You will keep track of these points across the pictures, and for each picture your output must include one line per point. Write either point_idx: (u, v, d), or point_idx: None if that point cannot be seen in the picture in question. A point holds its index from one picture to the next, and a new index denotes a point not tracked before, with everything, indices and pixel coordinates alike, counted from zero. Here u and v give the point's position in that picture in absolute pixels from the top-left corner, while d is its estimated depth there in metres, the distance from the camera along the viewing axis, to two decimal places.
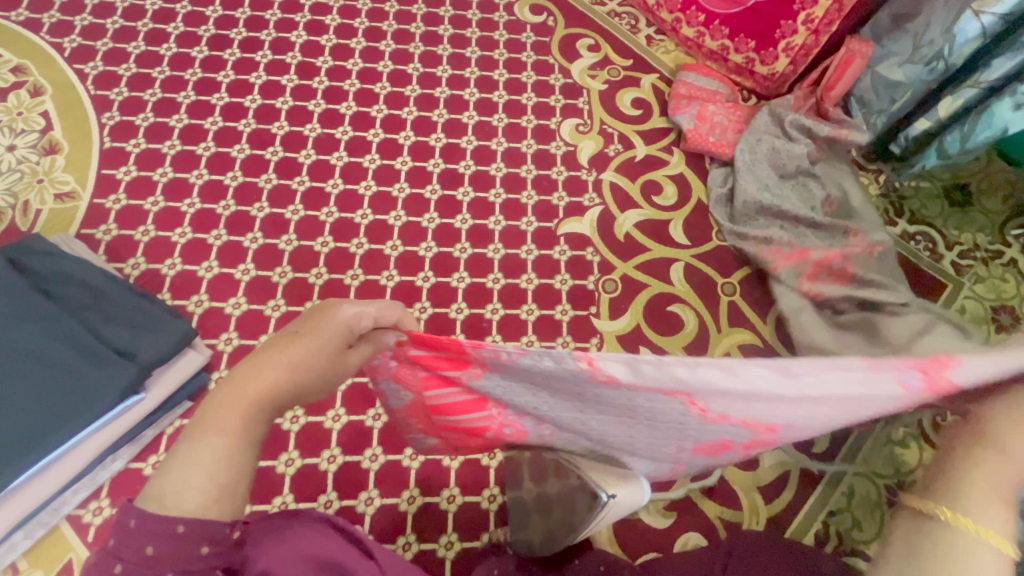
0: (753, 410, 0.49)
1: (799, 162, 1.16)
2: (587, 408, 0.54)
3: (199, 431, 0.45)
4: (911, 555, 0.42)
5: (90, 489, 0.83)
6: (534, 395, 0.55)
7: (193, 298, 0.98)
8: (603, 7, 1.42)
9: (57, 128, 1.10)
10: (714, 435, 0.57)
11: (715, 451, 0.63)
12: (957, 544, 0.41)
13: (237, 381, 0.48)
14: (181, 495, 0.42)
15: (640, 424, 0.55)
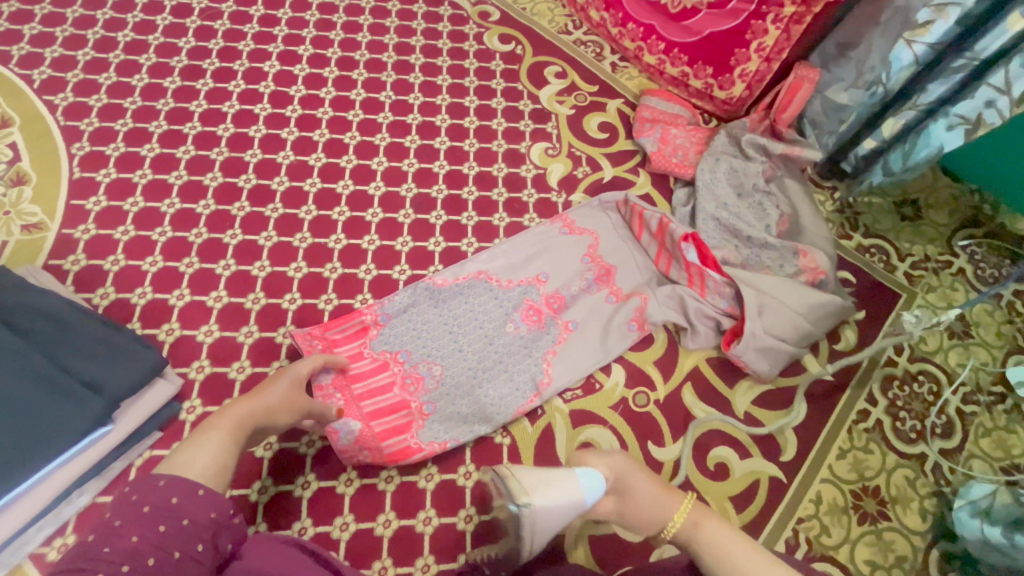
0: (510, 268, 1.12)
1: (755, 181, 1.22)
2: (446, 314, 1.06)
3: (207, 430, 0.66)
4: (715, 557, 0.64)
5: (54, 525, 0.81)
6: (417, 323, 1.05)
7: (164, 327, 0.98)
8: (569, 36, 1.48)
9: (25, 160, 1.10)
10: (518, 297, 1.09)
11: (532, 317, 1.07)
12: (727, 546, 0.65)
13: (235, 404, 0.71)
14: (207, 461, 0.62)
15: (473, 312, 1.07)
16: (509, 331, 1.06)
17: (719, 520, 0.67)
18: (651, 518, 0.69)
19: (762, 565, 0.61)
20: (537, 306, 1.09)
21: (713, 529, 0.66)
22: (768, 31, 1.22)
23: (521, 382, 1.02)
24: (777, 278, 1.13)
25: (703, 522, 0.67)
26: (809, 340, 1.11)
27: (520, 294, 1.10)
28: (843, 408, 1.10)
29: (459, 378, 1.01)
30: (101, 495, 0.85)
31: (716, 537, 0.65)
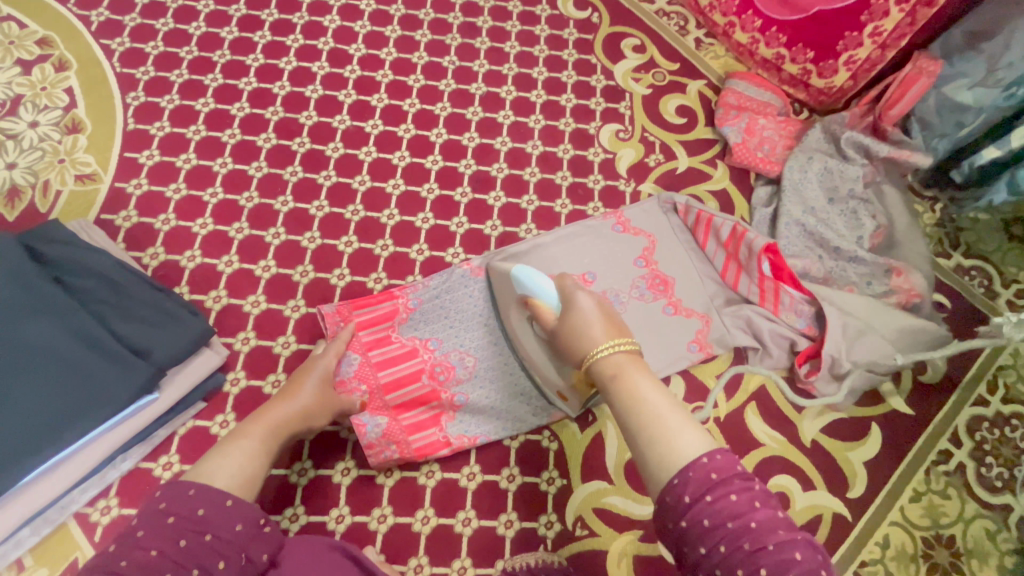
0: (555, 260, 1.05)
1: (852, 185, 1.09)
2: (481, 302, 1.00)
3: (231, 441, 0.68)
4: (636, 404, 0.58)
5: (98, 488, 0.80)
6: (447, 310, 0.99)
7: (211, 294, 0.95)
8: (651, 5, 1.34)
9: (81, 107, 1.06)
10: None
11: None
12: (643, 390, 0.59)
13: (265, 412, 0.75)
14: (235, 468, 0.64)
15: None
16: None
17: (646, 376, 0.61)
18: (580, 342, 0.68)
19: (665, 415, 0.56)
20: None
21: (633, 379, 0.61)
22: (889, 14, 1.07)
23: None
24: (864, 297, 1.02)
25: (630, 368, 0.62)
26: (893, 368, 1.00)
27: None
28: (921, 447, 1.00)
29: (494, 372, 0.96)
30: (145, 461, 0.84)
31: (634, 384, 0.60)
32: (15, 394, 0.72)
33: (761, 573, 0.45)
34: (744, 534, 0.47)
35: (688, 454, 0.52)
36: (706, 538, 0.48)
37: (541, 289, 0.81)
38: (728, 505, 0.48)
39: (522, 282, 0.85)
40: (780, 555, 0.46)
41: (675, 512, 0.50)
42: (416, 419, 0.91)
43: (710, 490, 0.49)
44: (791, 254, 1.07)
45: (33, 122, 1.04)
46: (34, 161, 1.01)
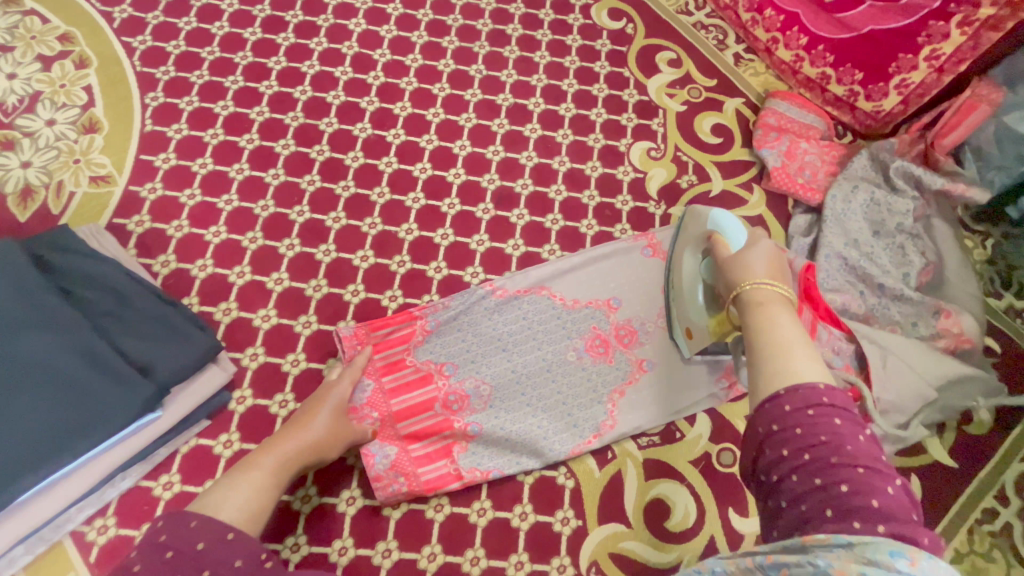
0: (578, 286, 1.00)
1: (901, 219, 1.02)
2: (500, 328, 0.96)
3: (240, 472, 0.69)
4: (763, 329, 0.57)
5: (96, 506, 0.77)
6: (465, 335, 0.94)
7: (221, 306, 0.92)
8: (689, 17, 1.28)
9: (99, 106, 1.04)
10: (584, 324, 0.98)
11: (599, 349, 0.97)
12: (776, 320, 0.58)
13: (278, 440, 0.76)
14: (239, 503, 0.65)
15: (532, 331, 0.96)
16: (570, 361, 0.95)
17: (790, 313, 0.59)
18: (739, 270, 0.68)
19: (795, 345, 0.54)
20: (605, 337, 0.97)
21: (773, 310, 0.59)
22: (948, 36, 1.00)
23: (580, 420, 0.91)
24: (909, 339, 0.95)
25: (772, 303, 0.60)
26: (937, 417, 0.94)
27: (586, 318, 0.98)
28: (964, 503, 0.93)
29: (511, 404, 0.91)
30: (145, 479, 0.81)
31: (771, 314, 0.59)
32: (12, 408, 0.69)
33: (842, 487, 0.45)
34: (835, 449, 0.47)
35: (805, 378, 0.51)
36: (791, 446, 0.48)
37: (736, 230, 0.81)
38: (822, 423, 0.48)
39: (719, 222, 0.85)
40: (868, 479, 0.45)
41: (768, 416, 0.51)
42: (428, 450, 0.86)
43: (813, 407, 0.49)
44: (831, 289, 1.00)
45: (50, 120, 1.02)
46: (49, 160, 0.98)
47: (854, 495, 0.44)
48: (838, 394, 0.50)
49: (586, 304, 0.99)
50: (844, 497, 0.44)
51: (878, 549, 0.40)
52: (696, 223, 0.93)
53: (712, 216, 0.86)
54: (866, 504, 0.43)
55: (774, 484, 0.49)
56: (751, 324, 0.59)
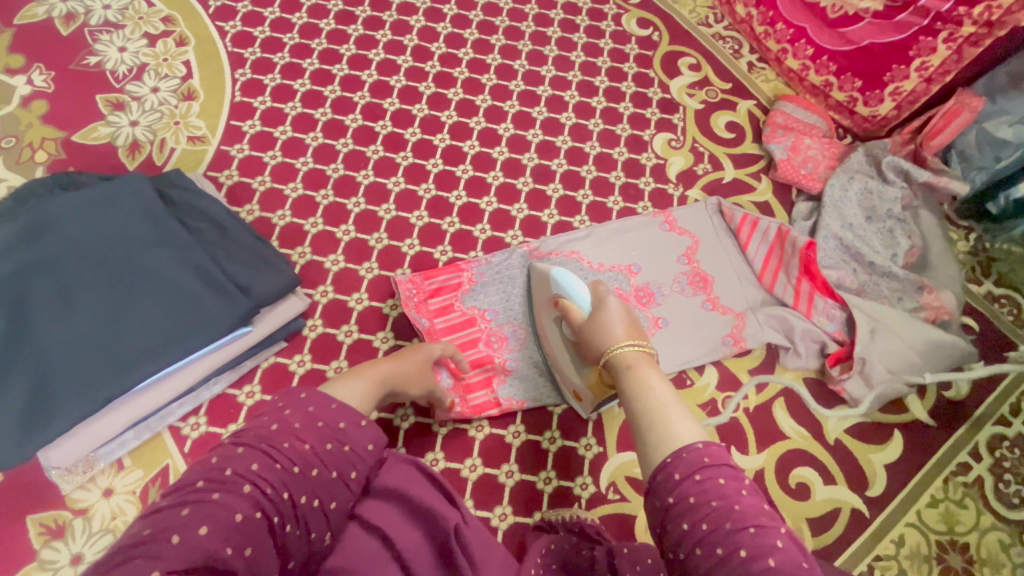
0: (604, 252, 1.14)
1: (891, 206, 1.15)
2: None
3: (354, 374, 0.72)
4: (643, 401, 0.62)
5: (192, 405, 0.91)
6: (504, 287, 1.08)
7: (297, 250, 1.06)
8: (709, 29, 1.44)
9: (196, 78, 1.20)
10: (609, 283, 1.11)
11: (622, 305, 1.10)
12: (649, 387, 0.64)
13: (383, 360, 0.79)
14: (356, 398, 0.68)
15: None
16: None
17: (655, 371, 0.67)
18: (600, 336, 0.76)
19: (668, 403, 0.60)
20: (626, 295, 1.11)
21: (645, 371, 0.67)
22: (936, 50, 1.14)
23: None
24: (895, 310, 1.08)
25: (641, 363, 0.69)
26: (921, 379, 1.05)
27: (610, 279, 1.12)
28: (941, 457, 1.05)
29: None
30: (231, 387, 0.94)
31: (645, 375, 0.66)
32: (141, 312, 0.83)
33: (741, 553, 0.45)
34: (728, 514, 0.48)
35: (684, 439, 0.55)
36: (691, 520, 0.49)
37: (575, 291, 0.90)
38: (711, 489, 0.50)
39: (560, 285, 0.93)
40: (759, 539, 0.46)
41: (663, 490, 0.52)
42: (471, 380, 1.00)
43: (699, 472, 0.51)
44: (828, 265, 1.13)
45: (155, 88, 1.18)
46: (153, 121, 1.14)
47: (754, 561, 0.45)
48: (718, 450, 0.53)
49: (611, 267, 1.13)
50: (740, 565, 0.45)
51: None
52: (544, 285, 1.00)
53: (555, 280, 0.95)
54: (765, 568, 0.44)
55: (682, 561, 0.49)
56: (635, 401, 0.63)
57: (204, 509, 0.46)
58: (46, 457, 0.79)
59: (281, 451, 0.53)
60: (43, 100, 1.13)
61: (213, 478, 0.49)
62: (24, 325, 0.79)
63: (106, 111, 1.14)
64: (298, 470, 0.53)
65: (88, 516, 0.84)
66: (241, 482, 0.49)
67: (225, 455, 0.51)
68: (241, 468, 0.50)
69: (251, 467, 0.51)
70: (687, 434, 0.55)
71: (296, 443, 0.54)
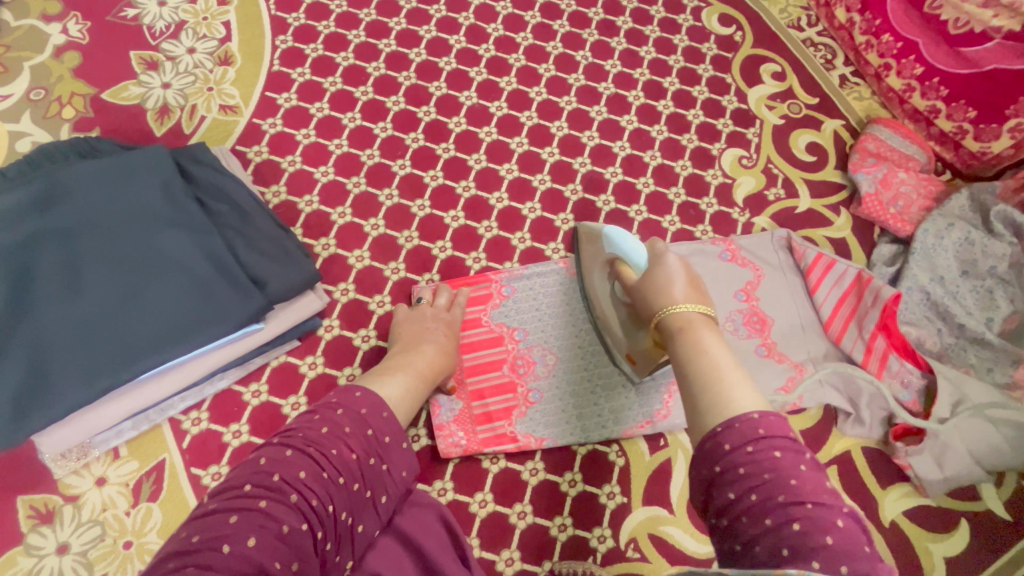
0: None
1: (995, 263, 0.99)
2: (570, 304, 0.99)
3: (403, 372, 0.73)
4: (701, 365, 0.60)
5: (195, 399, 0.85)
6: (534, 307, 0.98)
7: (321, 240, 0.99)
8: (800, 33, 1.28)
9: (234, 42, 1.12)
10: None
11: None
12: (709, 351, 0.62)
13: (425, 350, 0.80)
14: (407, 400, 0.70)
15: None
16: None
17: (711, 330, 0.66)
18: (656, 294, 0.72)
19: (727, 369, 0.59)
20: None
21: (705, 334, 0.64)
22: None
23: (637, 404, 0.93)
24: (982, 383, 0.94)
25: (701, 325, 0.66)
26: (1003, 466, 0.92)
27: None
28: (1011, 555, 0.92)
29: (571, 377, 0.94)
30: (237, 383, 0.88)
31: (704, 338, 0.64)
32: (149, 298, 0.77)
33: (794, 524, 0.46)
34: (781, 487, 0.48)
35: (744, 408, 0.55)
36: (739, 488, 0.50)
37: (632, 250, 0.81)
38: (763, 461, 0.50)
39: (612, 241, 0.85)
40: (817, 514, 0.47)
41: (711, 457, 0.53)
42: (488, 410, 0.91)
43: (751, 443, 0.52)
44: (907, 321, 1.00)
45: (191, 49, 1.11)
46: (186, 85, 1.07)
47: (807, 534, 0.45)
48: None
49: None
50: (792, 535, 0.46)
51: None
52: (595, 244, 0.93)
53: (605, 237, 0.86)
54: (822, 544, 0.45)
55: None
56: (693, 360, 0.62)
57: (252, 518, 0.47)
58: (39, 442, 0.76)
59: (328, 455, 0.54)
60: (77, 52, 1.07)
61: (260, 483, 0.50)
62: (27, 302, 0.74)
63: (139, 70, 1.07)
64: (340, 478, 0.54)
65: (78, 505, 0.80)
66: (290, 490, 0.50)
67: (273, 458, 0.52)
68: (289, 474, 0.51)
69: (298, 474, 0.52)
70: (749, 403, 0.55)
71: (342, 450, 0.55)
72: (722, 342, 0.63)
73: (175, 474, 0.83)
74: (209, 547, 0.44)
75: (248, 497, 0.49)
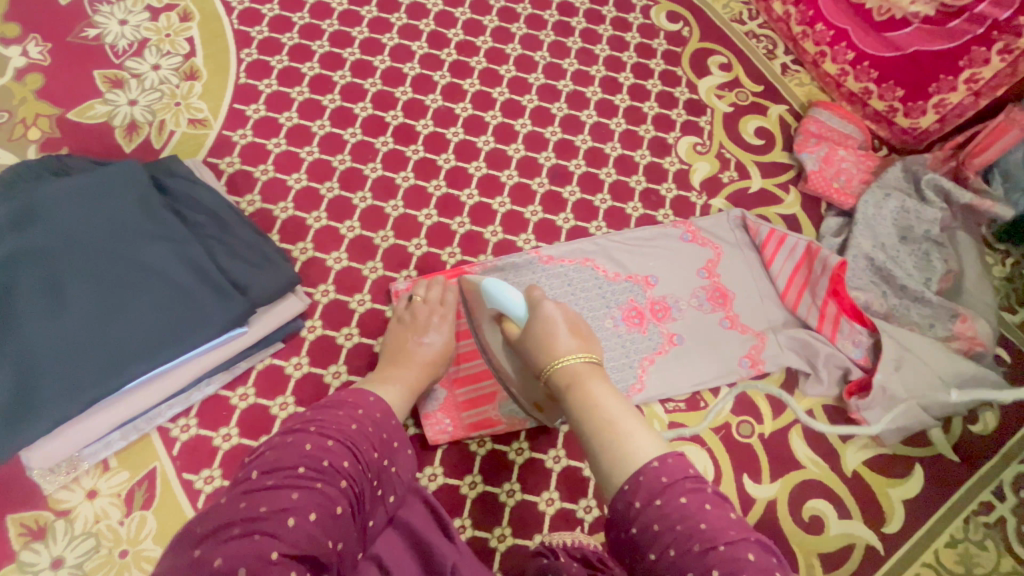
0: (621, 262, 1.08)
1: (928, 228, 1.09)
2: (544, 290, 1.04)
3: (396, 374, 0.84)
4: (598, 423, 0.64)
5: (182, 406, 0.87)
6: None
7: (298, 245, 1.01)
8: (742, 26, 1.36)
9: (199, 57, 1.14)
10: (624, 295, 1.06)
11: (637, 321, 1.05)
12: (602, 403, 0.66)
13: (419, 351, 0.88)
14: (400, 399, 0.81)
15: (577, 296, 1.05)
16: (607, 327, 1.04)
17: (600, 380, 0.72)
18: (543, 352, 0.77)
19: (618, 419, 0.64)
20: (641, 310, 1.05)
21: (593, 387, 0.70)
22: (989, 61, 1.06)
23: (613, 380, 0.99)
24: (925, 338, 1.02)
25: (589, 375, 0.72)
26: (950, 413, 0.99)
27: (625, 291, 1.06)
28: (961, 494, 1.00)
29: None
30: (224, 388, 0.90)
31: (594, 393, 0.69)
32: (131, 309, 0.79)
33: (712, 573, 0.48)
34: (695, 536, 0.50)
35: (642, 454, 0.58)
36: (658, 545, 0.52)
37: (510, 304, 0.85)
38: (677, 512, 0.52)
39: (492, 299, 0.86)
40: (730, 554, 0.49)
41: (625, 520, 0.55)
42: (472, 397, 0.94)
43: (659, 496, 0.54)
44: (855, 285, 1.08)
45: (156, 65, 1.12)
46: (153, 100, 1.09)
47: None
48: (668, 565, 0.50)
49: (628, 277, 1.07)
50: None
51: None
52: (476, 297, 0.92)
53: (484, 292, 0.87)
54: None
55: None
56: (593, 417, 0.65)
57: (310, 495, 0.54)
58: (28, 458, 0.76)
59: (362, 450, 0.61)
60: (39, 73, 1.08)
61: (312, 466, 0.57)
62: (10, 320, 0.75)
63: (104, 88, 1.08)
64: (369, 471, 0.61)
65: (70, 518, 0.81)
66: (337, 476, 0.57)
67: (317, 445, 0.59)
68: (335, 461, 0.58)
69: (342, 464, 0.58)
70: (648, 448, 0.59)
71: (369, 448, 0.62)
72: (614, 394, 0.69)
73: (168, 481, 0.84)
74: (277, 518, 0.51)
75: (303, 478, 0.55)
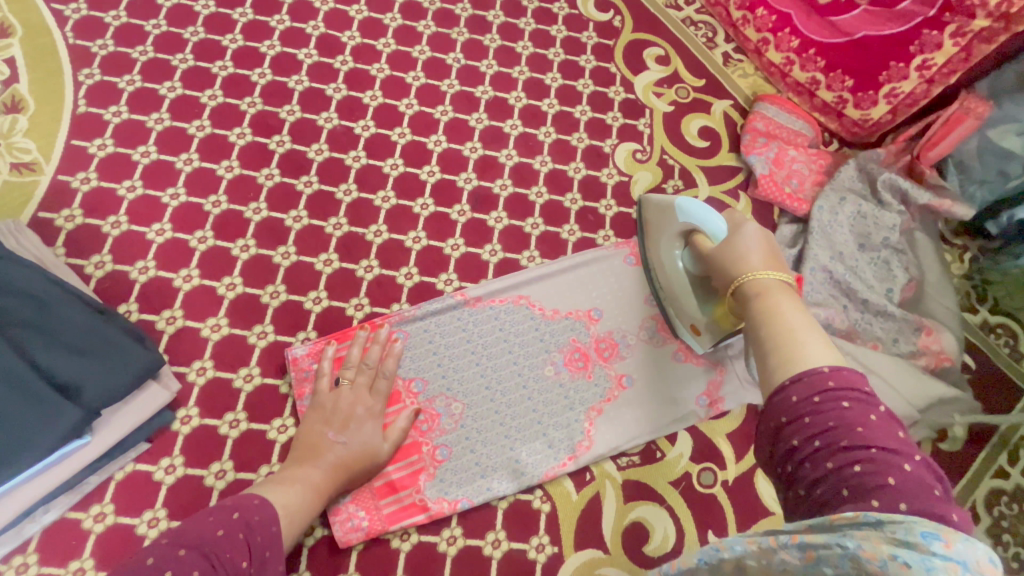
0: (558, 297, 0.94)
1: (887, 234, 1.00)
2: (473, 340, 0.89)
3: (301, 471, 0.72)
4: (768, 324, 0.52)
5: (13, 544, 0.69)
6: (431, 350, 0.87)
7: (164, 314, 0.83)
8: (678, 12, 1.23)
9: (23, 82, 0.92)
10: (563, 336, 0.91)
11: (580, 365, 0.90)
12: (779, 310, 0.53)
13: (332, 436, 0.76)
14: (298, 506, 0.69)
15: (511, 342, 0.90)
16: (547, 376, 0.89)
17: (791, 296, 0.55)
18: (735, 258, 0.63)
19: (797, 326, 0.50)
20: (584, 351, 0.91)
21: (777, 296, 0.55)
22: (941, 46, 0.98)
23: (556, 441, 0.85)
24: (890, 357, 0.94)
25: (777, 287, 0.56)
26: (918, 436, 0.92)
27: (565, 330, 0.92)
28: None
29: (482, 424, 0.85)
30: (73, 510, 0.72)
31: (776, 300, 0.54)
32: None
33: (856, 466, 0.41)
34: (845, 432, 0.42)
35: (814, 362, 0.47)
36: (802, 434, 0.44)
37: (711, 223, 0.75)
38: (830, 409, 0.43)
39: (689, 214, 0.78)
40: (884, 457, 0.41)
41: (776, 409, 0.46)
42: (390, 481, 0.80)
43: (818, 393, 0.44)
44: (815, 301, 0.97)
45: None
46: None
47: (868, 476, 0.40)
48: None
49: (568, 314, 0.93)
50: (856, 478, 0.40)
51: (909, 529, 0.36)
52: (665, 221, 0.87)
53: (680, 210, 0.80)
54: (883, 484, 0.39)
55: None
56: (761, 318, 0.53)
57: None
58: None
59: (222, 557, 0.55)
60: None
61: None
62: None
63: None
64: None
65: None
66: None
67: (161, 556, 0.53)
68: (181, 571, 0.52)
69: (191, 572, 0.52)
70: (820, 356, 0.47)
71: (235, 555, 0.56)
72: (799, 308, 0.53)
73: None
74: None
75: None
